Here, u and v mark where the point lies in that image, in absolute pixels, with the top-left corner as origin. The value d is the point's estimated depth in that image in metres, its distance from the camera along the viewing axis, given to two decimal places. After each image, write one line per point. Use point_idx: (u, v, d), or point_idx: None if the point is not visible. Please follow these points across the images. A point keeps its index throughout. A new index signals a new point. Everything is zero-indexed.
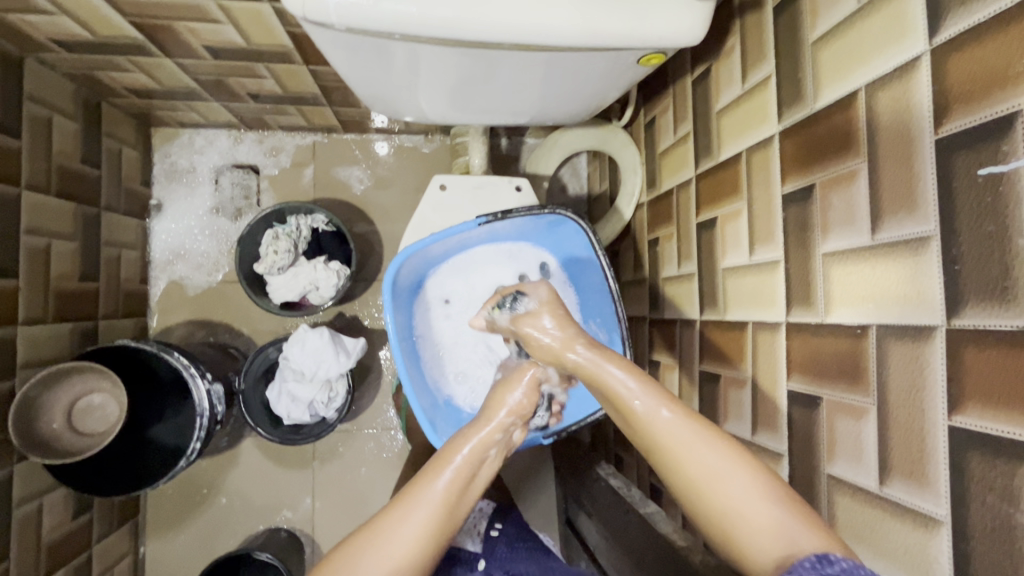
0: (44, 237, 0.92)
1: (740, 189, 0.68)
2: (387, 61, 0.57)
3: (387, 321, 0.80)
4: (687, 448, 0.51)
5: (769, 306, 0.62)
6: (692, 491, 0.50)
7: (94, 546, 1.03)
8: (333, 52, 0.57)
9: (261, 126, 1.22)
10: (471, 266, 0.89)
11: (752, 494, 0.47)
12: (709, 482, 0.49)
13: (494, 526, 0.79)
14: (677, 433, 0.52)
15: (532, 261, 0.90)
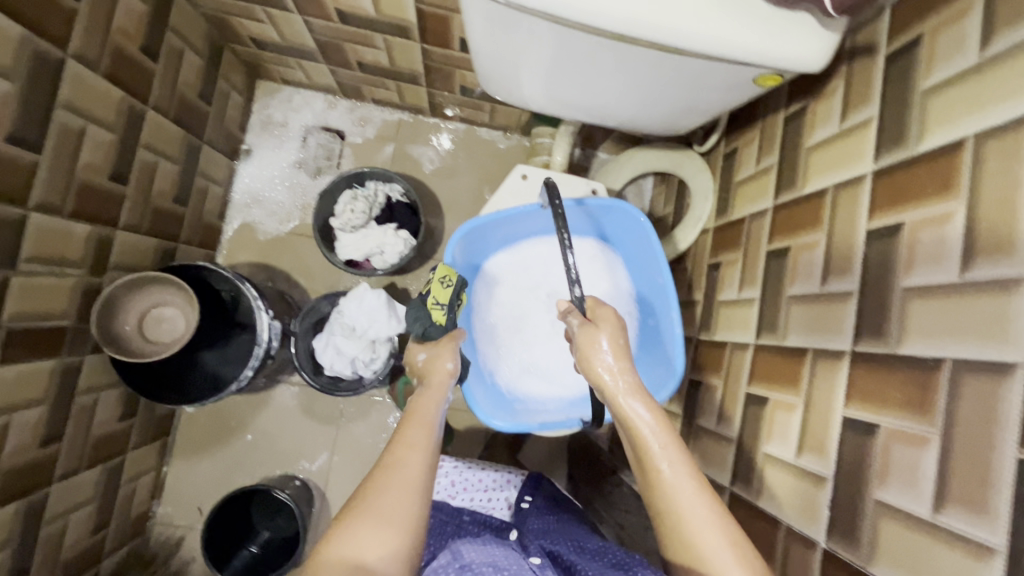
0: (154, 155, 0.97)
1: (820, 222, 0.71)
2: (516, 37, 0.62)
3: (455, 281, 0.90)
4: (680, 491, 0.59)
5: (836, 334, 0.64)
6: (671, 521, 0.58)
7: (129, 452, 1.08)
8: (472, 15, 0.61)
9: (356, 95, 1.30)
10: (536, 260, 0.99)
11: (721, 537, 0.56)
12: (691, 524, 0.57)
13: (525, 498, 0.86)
14: (676, 479, 0.59)
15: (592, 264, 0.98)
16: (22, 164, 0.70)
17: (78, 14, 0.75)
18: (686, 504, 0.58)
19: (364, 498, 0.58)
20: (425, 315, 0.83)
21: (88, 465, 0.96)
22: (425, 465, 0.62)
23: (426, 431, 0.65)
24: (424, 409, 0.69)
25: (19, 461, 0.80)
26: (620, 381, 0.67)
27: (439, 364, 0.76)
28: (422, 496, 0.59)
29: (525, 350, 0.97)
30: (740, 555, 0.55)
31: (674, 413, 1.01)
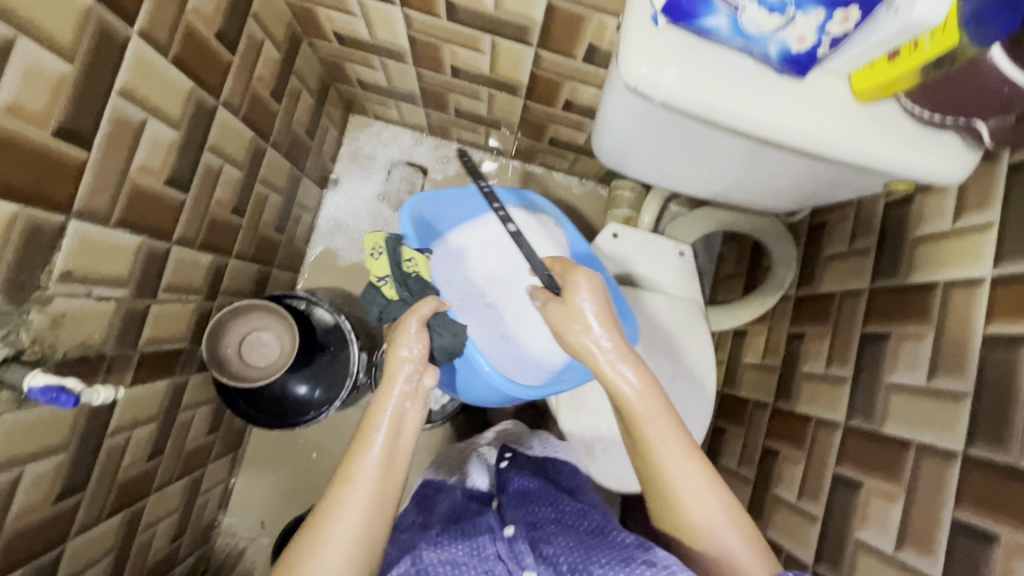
0: (267, 189, 1.03)
1: (928, 316, 0.72)
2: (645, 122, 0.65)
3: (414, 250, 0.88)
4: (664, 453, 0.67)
5: (946, 434, 0.66)
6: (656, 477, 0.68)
7: (208, 465, 1.12)
8: (612, 94, 0.64)
9: (443, 135, 1.35)
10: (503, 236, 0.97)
11: (699, 491, 0.67)
12: (675, 477, 0.67)
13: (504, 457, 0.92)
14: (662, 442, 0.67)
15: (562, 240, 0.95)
16: (174, 206, 0.76)
17: (231, 67, 0.80)
18: (670, 462, 0.67)
19: (319, 516, 0.60)
20: (377, 295, 0.84)
21: (179, 477, 1.00)
22: (392, 456, 0.64)
23: (398, 426, 0.65)
24: (392, 399, 0.66)
25: (132, 474, 0.85)
26: (608, 354, 0.69)
27: (397, 353, 0.68)
28: (381, 502, 0.62)
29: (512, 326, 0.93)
30: (720, 500, 0.67)
31: (744, 476, 1.02)
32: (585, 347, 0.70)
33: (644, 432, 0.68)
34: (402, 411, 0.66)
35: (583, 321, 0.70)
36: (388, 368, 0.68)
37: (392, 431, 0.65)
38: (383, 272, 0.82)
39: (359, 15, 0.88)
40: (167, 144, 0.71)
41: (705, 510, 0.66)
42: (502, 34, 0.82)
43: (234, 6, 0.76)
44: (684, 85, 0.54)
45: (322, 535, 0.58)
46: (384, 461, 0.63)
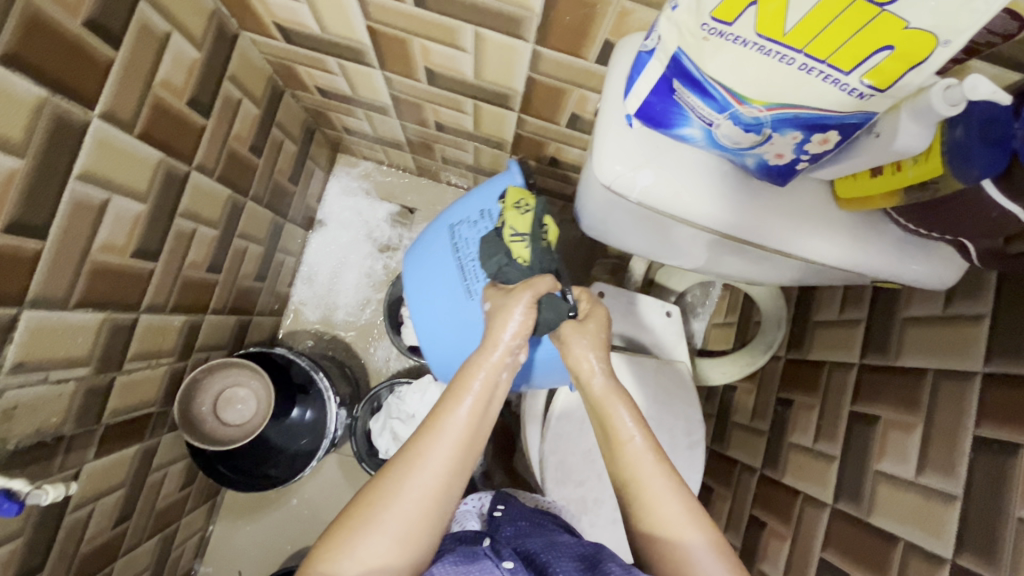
0: (246, 241, 1.01)
1: (918, 406, 0.69)
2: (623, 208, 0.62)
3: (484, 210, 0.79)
4: (649, 481, 0.60)
5: (934, 536, 0.64)
6: (637, 507, 0.60)
7: (182, 517, 1.10)
8: (590, 183, 0.61)
9: (430, 177, 1.33)
10: None
11: (685, 522, 0.57)
12: (657, 505, 0.58)
13: (497, 507, 0.83)
14: (646, 468, 0.60)
15: None
16: (143, 276, 0.74)
17: (205, 131, 0.78)
18: (652, 487, 0.59)
19: (391, 474, 0.55)
20: (503, 249, 0.72)
21: (149, 535, 0.98)
22: (473, 422, 0.58)
23: (490, 397, 0.60)
24: (480, 363, 0.61)
25: (96, 544, 0.82)
26: (598, 377, 0.66)
27: (503, 317, 0.64)
28: (459, 470, 0.56)
29: None
30: (695, 516, 0.58)
31: (731, 543, 0.99)
32: (575, 357, 0.68)
33: (616, 443, 0.62)
34: (496, 378, 0.61)
35: (592, 344, 0.68)
36: (486, 339, 0.63)
37: (486, 391, 0.60)
38: (527, 230, 0.72)
39: (339, 74, 0.86)
40: (135, 218, 0.69)
41: (678, 524, 0.57)
42: (484, 98, 0.81)
43: (207, 71, 0.75)
44: (660, 187, 0.51)
45: (393, 491, 0.54)
46: (469, 426, 0.57)
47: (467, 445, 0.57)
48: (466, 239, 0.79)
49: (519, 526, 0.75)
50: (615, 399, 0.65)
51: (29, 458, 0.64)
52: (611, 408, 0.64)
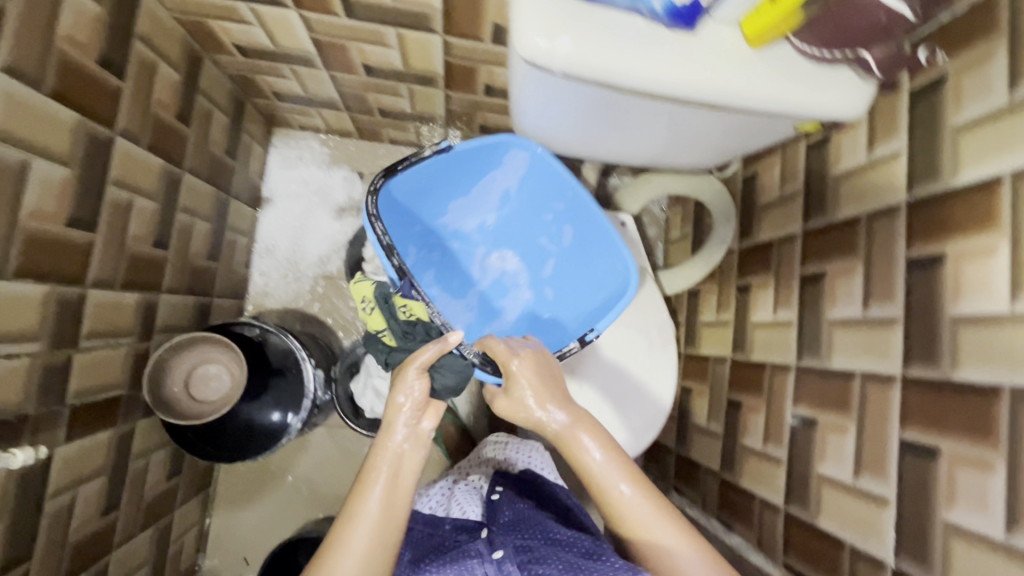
0: (191, 217, 0.99)
1: (857, 250, 0.74)
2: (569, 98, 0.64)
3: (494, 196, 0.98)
4: (639, 520, 0.63)
5: (883, 359, 0.67)
6: (626, 525, 0.64)
7: (175, 509, 1.08)
8: (516, 72, 0.63)
9: (373, 138, 1.32)
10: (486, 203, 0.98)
11: (671, 531, 0.63)
12: (642, 525, 0.63)
13: (496, 490, 0.86)
14: (620, 495, 0.63)
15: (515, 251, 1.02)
16: (82, 247, 0.72)
17: (123, 94, 0.76)
18: (638, 511, 0.63)
19: (324, 558, 0.62)
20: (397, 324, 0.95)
21: (143, 528, 0.96)
22: (384, 498, 0.64)
23: (395, 469, 0.66)
24: (385, 447, 0.67)
25: (87, 533, 0.81)
26: (556, 421, 0.66)
27: (398, 388, 0.70)
28: (382, 545, 0.63)
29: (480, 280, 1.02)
30: (682, 531, 0.63)
31: (714, 432, 1.03)
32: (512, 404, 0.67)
33: (590, 478, 0.65)
34: (399, 452, 0.67)
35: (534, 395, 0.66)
36: (384, 420, 0.69)
37: (392, 467, 0.66)
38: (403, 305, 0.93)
39: (255, 22, 0.84)
40: (62, 184, 0.67)
41: (659, 530, 0.63)
42: (406, 24, 0.81)
43: (114, 29, 0.72)
44: (580, 52, 0.53)
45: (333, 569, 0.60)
46: (382, 511, 0.64)
47: (385, 524, 0.64)
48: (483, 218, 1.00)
49: (517, 508, 0.79)
50: (579, 433, 0.65)
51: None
52: (580, 447, 0.65)
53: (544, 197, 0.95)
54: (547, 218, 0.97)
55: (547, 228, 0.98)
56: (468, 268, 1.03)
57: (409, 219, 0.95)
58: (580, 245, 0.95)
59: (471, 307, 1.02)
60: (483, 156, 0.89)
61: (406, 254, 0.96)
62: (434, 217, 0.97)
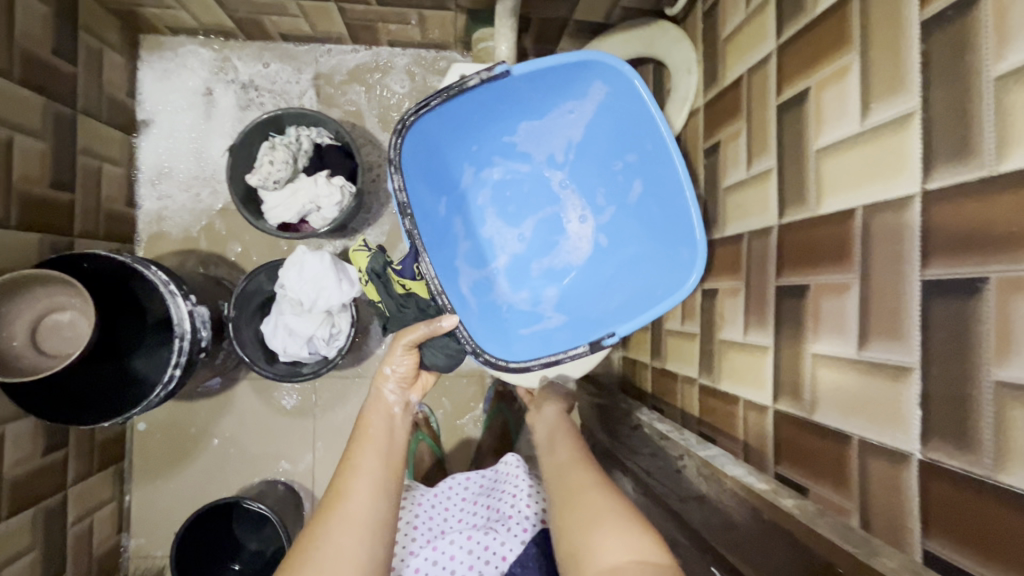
0: (4, 129, 0.78)
1: (850, 38, 0.52)
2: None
3: (562, 122, 0.75)
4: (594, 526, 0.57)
5: (895, 176, 0.47)
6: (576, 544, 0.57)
7: (70, 487, 0.92)
8: None
9: (259, 34, 1.09)
10: (551, 126, 0.75)
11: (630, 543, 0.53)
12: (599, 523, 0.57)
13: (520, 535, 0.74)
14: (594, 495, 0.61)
15: (626, 214, 0.75)
16: None
17: None
18: (615, 505, 0.59)
19: (321, 517, 0.61)
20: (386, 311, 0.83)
21: (13, 511, 0.81)
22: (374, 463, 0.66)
23: (387, 428, 0.71)
24: (374, 421, 0.71)
25: None
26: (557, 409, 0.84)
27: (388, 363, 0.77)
28: (378, 504, 0.62)
29: (513, 221, 0.81)
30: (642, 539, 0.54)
31: (689, 333, 0.84)
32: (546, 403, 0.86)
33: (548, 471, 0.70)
34: (390, 416, 0.73)
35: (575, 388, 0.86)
36: (373, 392, 0.76)
37: (384, 427, 0.71)
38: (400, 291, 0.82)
39: None
40: None
41: (605, 511, 0.58)
42: None
43: None
44: None
45: (325, 531, 0.59)
46: (381, 458, 0.66)
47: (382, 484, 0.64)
48: (535, 146, 0.78)
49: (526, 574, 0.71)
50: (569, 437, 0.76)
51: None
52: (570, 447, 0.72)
53: (624, 137, 0.72)
54: (616, 166, 0.75)
55: (614, 179, 0.76)
56: (509, 207, 0.81)
57: (462, 136, 0.75)
58: (647, 208, 0.72)
59: (524, 239, 0.81)
60: (565, 72, 0.69)
61: (458, 170, 0.77)
62: (495, 134, 0.76)
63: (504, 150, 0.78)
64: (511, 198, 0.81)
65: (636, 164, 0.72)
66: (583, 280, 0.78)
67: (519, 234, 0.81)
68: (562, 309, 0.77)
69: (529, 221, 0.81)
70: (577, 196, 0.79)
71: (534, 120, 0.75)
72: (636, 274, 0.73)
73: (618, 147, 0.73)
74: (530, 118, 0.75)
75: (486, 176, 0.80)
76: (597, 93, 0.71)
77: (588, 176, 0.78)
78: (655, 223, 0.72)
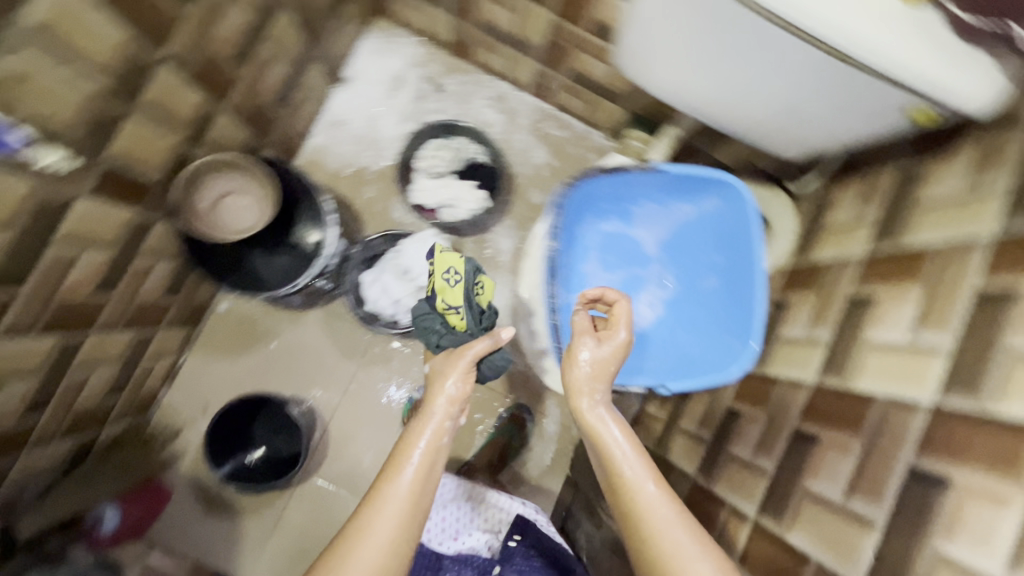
0: (272, 50, 0.99)
1: (921, 275, 0.69)
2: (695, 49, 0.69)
3: (674, 207, 0.88)
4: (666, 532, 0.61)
5: (918, 386, 0.63)
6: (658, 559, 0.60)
7: (159, 328, 1.08)
8: None
9: (463, 55, 1.31)
10: (665, 207, 0.89)
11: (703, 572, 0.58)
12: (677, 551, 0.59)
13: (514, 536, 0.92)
14: (653, 502, 0.63)
15: (701, 299, 0.88)
16: (171, 16, 0.72)
17: None
18: (680, 543, 0.60)
19: (349, 536, 0.69)
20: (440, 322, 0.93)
21: (126, 327, 0.96)
22: (410, 490, 0.72)
23: (432, 461, 0.75)
24: (412, 443, 0.75)
25: (77, 298, 0.81)
26: (585, 363, 0.75)
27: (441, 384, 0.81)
28: (403, 535, 0.70)
29: (608, 267, 0.94)
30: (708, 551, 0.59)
31: (702, 436, 0.98)
32: (572, 355, 0.76)
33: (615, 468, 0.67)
34: (438, 440, 0.76)
35: (589, 369, 0.75)
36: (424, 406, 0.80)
37: (428, 451, 0.75)
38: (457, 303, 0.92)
39: None
40: None
41: (682, 556, 0.59)
42: None
43: None
44: None
45: (354, 545, 0.68)
46: (411, 490, 0.72)
47: (410, 511, 0.71)
48: (649, 216, 0.91)
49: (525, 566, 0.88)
50: (601, 410, 0.72)
51: (21, 141, 0.61)
52: (606, 432, 0.70)
53: (718, 241, 0.85)
54: (704, 258, 0.87)
55: (697, 267, 0.89)
56: (609, 256, 0.94)
57: (593, 194, 0.89)
58: (715, 300, 0.85)
59: (612, 284, 0.94)
60: (688, 177, 0.82)
61: (580, 216, 0.91)
62: (620, 199, 0.90)
63: (623, 212, 0.92)
64: (612, 249, 0.94)
65: (720, 265, 0.85)
66: (647, 336, 0.91)
67: (610, 279, 0.93)
68: (624, 351, 0.91)
69: (620, 273, 0.94)
70: (665, 268, 0.92)
71: (653, 197, 0.88)
72: (693, 349, 0.86)
73: (710, 246, 0.86)
74: (651, 194, 0.88)
75: (600, 226, 0.93)
76: (707, 202, 0.84)
77: (680, 256, 0.90)
78: (721, 317, 0.84)
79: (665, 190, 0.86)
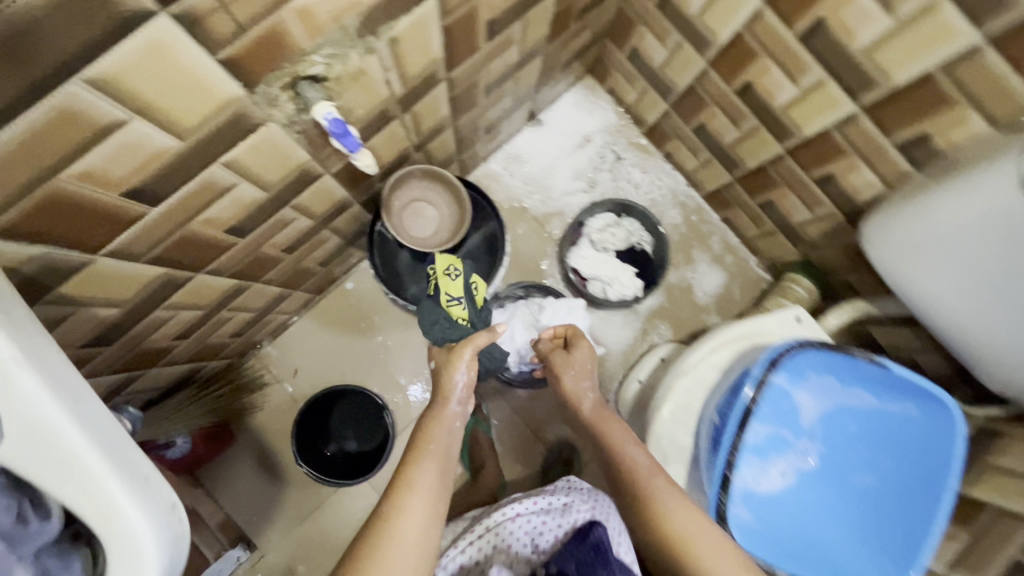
0: (511, 88, 1.02)
1: None
2: (967, 270, 0.72)
3: (850, 390, 0.83)
4: (692, 533, 0.71)
5: None
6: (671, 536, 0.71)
7: (297, 290, 1.10)
8: (973, 191, 0.67)
9: (657, 141, 1.33)
10: (842, 386, 0.83)
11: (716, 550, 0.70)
12: (697, 543, 0.70)
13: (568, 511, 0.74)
14: (676, 510, 0.73)
15: (838, 490, 0.83)
16: (473, 48, 0.75)
17: None
18: (686, 525, 0.71)
19: (381, 520, 0.67)
20: (443, 315, 0.97)
21: (280, 283, 0.98)
22: (433, 472, 0.73)
23: (447, 443, 0.78)
24: (429, 437, 0.78)
25: (269, 253, 0.83)
26: (588, 400, 0.88)
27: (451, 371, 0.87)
28: (436, 511, 0.70)
29: (760, 419, 0.81)
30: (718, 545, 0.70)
31: None
32: (576, 394, 0.88)
33: (629, 473, 0.78)
34: (453, 425, 0.81)
35: (578, 371, 0.88)
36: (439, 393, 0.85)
37: (443, 438, 0.78)
38: (457, 293, 0.95)
39: None
40: None
41: (688, 532, 0.71)
42: (839, 78, 0.80)
43: None
44: None
45: (387, 532, 0.66)
46: (437, 472, 0.73)
47: (437, 496, 0.71)
48: (818, 385, 0.83)
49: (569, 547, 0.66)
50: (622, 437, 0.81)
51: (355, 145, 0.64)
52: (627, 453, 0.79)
53: (880, 443, 0.83)
54: (858, 452, 0.83)
55: (844, 456, 0.83)
56: (765, 408, 0.81)
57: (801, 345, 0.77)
58: (857, 500, 0.83)
59: (755, 439, 0.81)
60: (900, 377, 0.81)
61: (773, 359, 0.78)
62: (809, 360, 0.81)
63: (800, 371, 0.82)
64: (769, 402, 0.82)
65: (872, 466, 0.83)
66: (772, 506, 0.82)
67: (756, 433, 0.81)
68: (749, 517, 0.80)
69: (765, 428, 0.82)
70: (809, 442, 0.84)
71: (840, 373, 0.83)
72: (819, 539, 0.82)
73: (871, 444, 0.83)
74: (843, 369, 0.82)
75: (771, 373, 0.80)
76: (891, 403, 0.83)
77: (830, 438, 0.84)
78: (863, 520, 0.82)
79: (860, 374, 0.82)
